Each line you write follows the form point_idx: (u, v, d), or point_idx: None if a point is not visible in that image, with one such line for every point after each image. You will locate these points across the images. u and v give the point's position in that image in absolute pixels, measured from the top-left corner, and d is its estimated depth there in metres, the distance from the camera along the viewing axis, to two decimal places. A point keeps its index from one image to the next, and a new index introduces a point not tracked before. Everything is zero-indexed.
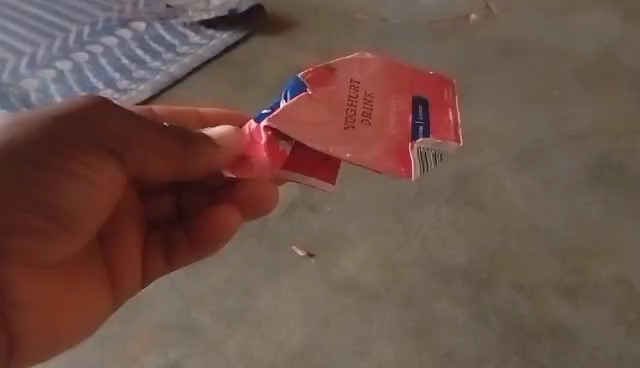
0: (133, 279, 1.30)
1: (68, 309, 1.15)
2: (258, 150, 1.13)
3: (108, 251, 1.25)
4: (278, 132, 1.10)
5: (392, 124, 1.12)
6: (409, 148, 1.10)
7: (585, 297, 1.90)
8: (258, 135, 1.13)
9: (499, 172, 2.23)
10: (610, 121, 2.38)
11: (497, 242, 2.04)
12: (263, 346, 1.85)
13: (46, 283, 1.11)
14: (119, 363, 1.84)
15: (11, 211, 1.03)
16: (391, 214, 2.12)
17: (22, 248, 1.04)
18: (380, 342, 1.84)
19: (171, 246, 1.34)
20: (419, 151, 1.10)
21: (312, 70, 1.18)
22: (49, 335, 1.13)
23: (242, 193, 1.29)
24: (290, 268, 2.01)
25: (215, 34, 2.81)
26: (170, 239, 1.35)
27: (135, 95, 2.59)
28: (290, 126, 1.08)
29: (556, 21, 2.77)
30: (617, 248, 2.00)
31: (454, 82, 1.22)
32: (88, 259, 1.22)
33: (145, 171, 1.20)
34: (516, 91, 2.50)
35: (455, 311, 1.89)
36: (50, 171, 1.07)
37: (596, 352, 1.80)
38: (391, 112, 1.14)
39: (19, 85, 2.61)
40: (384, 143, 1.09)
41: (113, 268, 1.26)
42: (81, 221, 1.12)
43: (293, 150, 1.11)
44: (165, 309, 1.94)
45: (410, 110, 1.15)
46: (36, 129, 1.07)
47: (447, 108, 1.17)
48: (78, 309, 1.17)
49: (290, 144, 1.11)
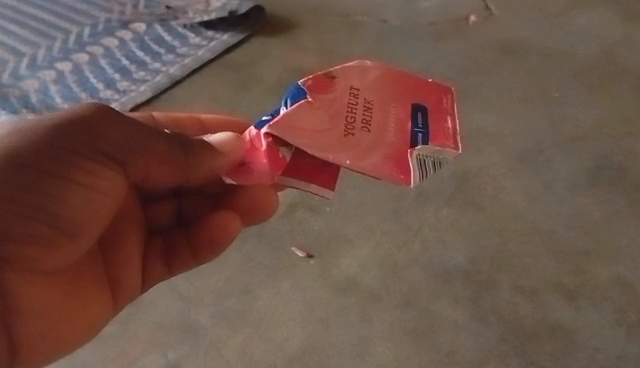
0: (134, 284, 1.30)
1: (68, 314, 1.16)
2: (258, 156, 1.13)
3: (109, 256, 1.25)
4: (278, 138, 1.10)
5: (391, 131, 1.13)
6: (408, 155, 1.10)
7: (585, 298, 1.90)
8: (258, 141, 1.13)
9: (499, 173, 2.23)
10: (609, 122, 2.38)
11: (497, 243, 2.04)
12: (263, 347, 1.86)
13: (46, 287, 1.12)
14: (119, 363, 1.85)
15: (12, 218, 1.04)
16: (391, 215, 2.12)
17: (23, 255, 1.05)
18: (379, 343, 1.84)
19: (171, 252, 1.35)
20: (418, 158, 1.11)
21: (311, 77, 1.17)
22: (49, 339, 1.14)
23: (242, 199, 1.28)
24: (291, 268, 2.01)
25: (215, 36, 2.81)
26: (170, 245, 1.35)
27: (135, 97, 2.60)
28: (290, 133, 1.08)
29: (556, 22, 2.77)
30: (617, 249, 2.01)
31: (453, 90, 1.24)
32: (88, 264, 1.23)
33: (146, 176, 1.21)
34: (516, 92, 2.50)
35: (455, 312, 1.89)
36: (50, 177, 1.07)
37: (596, 353, 1.80)
38: (390, 119, 1.15)
39: (20, 86, 2.62)
40: (384, 150, 1.10)
41: (113, 274, 1.26)
42: (82, 228, 1.12)
43: (293, 157, 1.11)
44: (165, 309, 1.94)
45: (410, 117, 1.16)
46: (37, 136, 1.07)
47: (446, 115, 1.19)
48: (78, 314, 1.18)
49: (290, 150, 1.10)
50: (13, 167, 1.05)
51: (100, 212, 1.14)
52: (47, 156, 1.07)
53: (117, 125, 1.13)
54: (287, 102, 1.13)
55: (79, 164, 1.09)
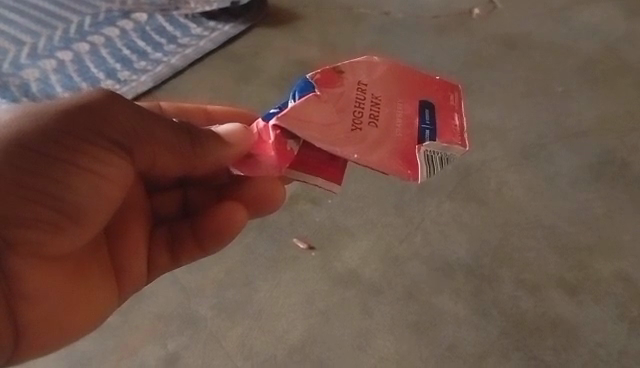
0: (139, 273, 1.30)
1: (72, 302, 1.16)
2: (266, 149, 1.12)
3: (114, 244, 1.25)
4: (285, 131, 1.08)
5: (399, 127, 1.12)
6: (415, 151, 1.10)
7: (587, 293, 1.90)
8: (266, 134, 1.11)
9: (501, 167, 2.23)
10: (613, 118, 2.37)
11: (499, 237, 2.03)
12: (263, 339, 1.85)
13: (51, 275, 1.12)
14: (118, 354, 1.84)
15: (18, 203, 1.02)
16: (393, 208, 2.12)
17: (27, 240, 1.04)
18: (380, 336, 1.83)
19: (176, 241, 1.34)
20: (425, 154, 1.10)
21: (319, 71, 1.16)
22: (53, 326, 1.14)
23: (248, 192, 1.28)
24: (292, 260, 2.01)
25: (217, 26, 2.79)
26: (176, 235, 1.35)
27: (136, 87, 2.58)
28: (298, 126, 1.07)
29: (560, 16, 2.75)
30: (619, 244, 2.00)
31: (460, 87, 1.23)
32: (94, 252, 1.22)
33: (153, 165, 1.20)
34: (519, 86, 2.49)
35: (456, 305, 1.88)
36: (57, 164, 1.05)
37: (598, 348, 1.79)
38: (397, 115, 1.14)
39: (20, 76, 2.60)
40: (391, 145, 1.09)
41: (118, 263, 1.26)
42: (90, 216, 1.11)
43: (300, 150, 1.09)
44: (165, 300, 1.93)
45: (417, 114, 1.15)
46: (44, 121, 1.06)
47: (453, 112, 1.18)
48: (82, 302, 1.18)
49: (298, 143, 1.09)
50: (20, 151, 1.03)
51: (106, 200, 1.13)
52: (56, 140, 1.05)
53: (128, 112, 1.12)
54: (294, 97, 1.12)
55: (88, 150, 1.07)
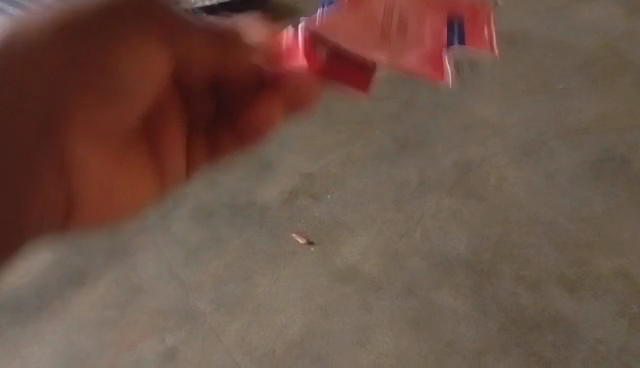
0: (179, 172, 1.09)
1: (90, 187, 0.96)
2: (297, 55, 1.00)
3: (154, 142, 1.04)
4: (316, 34, 1.00)
5: (427, 36, 1.07)
6: (444, 54, 1.06)
7: (587, 290, 1.88)
8: (298, 41, 1.00)
9: (501, 163, 2.22)
10: (613, 115, 2.36)
11: (499, 233, 2.03)
12: (262, 333, 1.84)
13: (94, 145, 0.93)
14: (116, 348, 1.83)
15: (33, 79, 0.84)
16: (393, 204, 2.11)
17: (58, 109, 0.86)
18: (380, 331, 1.83)
19: (216, 141, 1.11)
20: (455, 59, 1.07)
21: None
22: (59, 209, 0.93)
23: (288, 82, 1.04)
24: (291, 255, 2.00)
25: None
26: (217, 145, 1.11)
27: None
28: (327, 30, 1.01)
29: (561, 13, 2.74)
30: (619, 241, 1.99)
31: (489, 4, 1.16)
32: (126, 147, 0.99)
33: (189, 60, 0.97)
34: (520, 83, 2.49)
35: (456, 301, 1.87)
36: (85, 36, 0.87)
37: (598, 344, 1.78)
38: (426, 25, 1.09)
39: None
40: (419, 48, 1.05)
41: (159, 163, 1.05)
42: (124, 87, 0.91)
43: (331, 55, 1.01)
44: (163, 295, 1.92)
45: (444, 26, 1.10)
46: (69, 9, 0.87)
47: (482, 24, 1.13)
48: (109, 194, 1.00)
49: (328, 48, 1.01)
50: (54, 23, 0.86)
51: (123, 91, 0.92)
52: (73, 57, 0.86)
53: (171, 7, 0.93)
54: (321, 11, 1.09)
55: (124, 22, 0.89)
